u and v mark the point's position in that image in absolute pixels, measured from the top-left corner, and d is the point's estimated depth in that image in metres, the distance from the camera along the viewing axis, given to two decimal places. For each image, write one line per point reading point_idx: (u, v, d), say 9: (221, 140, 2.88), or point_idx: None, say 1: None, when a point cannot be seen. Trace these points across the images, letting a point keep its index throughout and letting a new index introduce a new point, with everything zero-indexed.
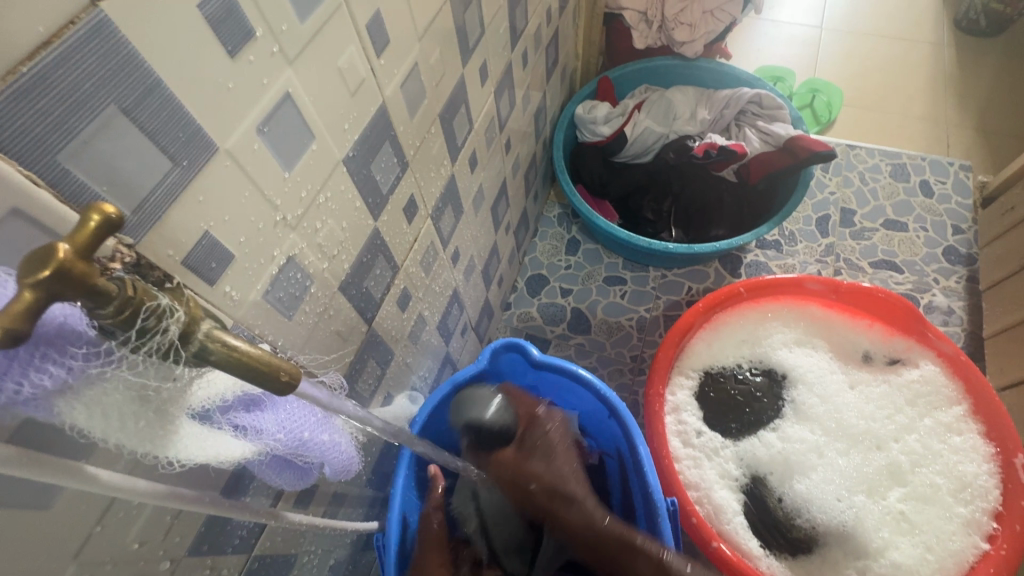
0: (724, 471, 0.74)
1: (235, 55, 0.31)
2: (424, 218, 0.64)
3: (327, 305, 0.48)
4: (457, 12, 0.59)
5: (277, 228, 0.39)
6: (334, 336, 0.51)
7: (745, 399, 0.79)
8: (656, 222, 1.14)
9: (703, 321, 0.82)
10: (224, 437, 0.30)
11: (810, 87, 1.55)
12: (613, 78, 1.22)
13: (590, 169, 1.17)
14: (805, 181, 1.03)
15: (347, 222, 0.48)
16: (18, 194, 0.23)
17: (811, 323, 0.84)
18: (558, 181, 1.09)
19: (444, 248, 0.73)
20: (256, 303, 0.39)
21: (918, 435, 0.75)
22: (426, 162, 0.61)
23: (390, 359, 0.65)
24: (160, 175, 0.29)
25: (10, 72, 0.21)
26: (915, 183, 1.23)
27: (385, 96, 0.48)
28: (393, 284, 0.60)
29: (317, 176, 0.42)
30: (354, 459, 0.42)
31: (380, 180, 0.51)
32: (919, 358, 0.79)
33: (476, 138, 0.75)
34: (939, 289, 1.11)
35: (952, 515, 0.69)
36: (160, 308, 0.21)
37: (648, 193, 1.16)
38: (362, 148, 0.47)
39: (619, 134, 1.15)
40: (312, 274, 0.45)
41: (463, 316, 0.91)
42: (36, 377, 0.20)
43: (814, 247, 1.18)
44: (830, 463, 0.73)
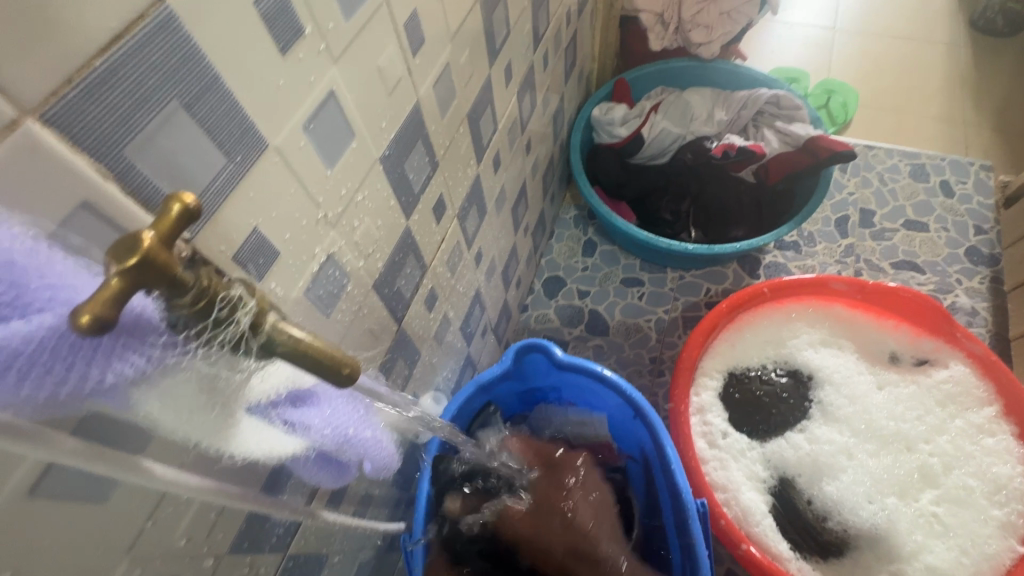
0: (752, 472, 0.73)
1: (286, 52, 0.31)
2: (451, 218, 0.64)
3: (362, 302, 0.48)
4: (485, 12, 0.59)
5: (320, 226, 0.39)
6: (368, 334, 0.51)
7: (771, 400, 0.79)
8: (675, 224, 1.14)
9: (727, 321, 0.82)
10: (276, 433, 0.30)
11: (825, 88, 1.54)
12: (629, 79, 1.22)
13: (607, 169, 1.15)
14: (826, 181, 1.02)
15: (382, 220, 0.48)
16: (88, 188, 0.23)
17: (836, 323, 0.83)
18: (576, 182, 1.09)
19: (469, 248, 0.73)
20: (298, 300, 0.39)
21: (949, 436, 0.73)
22: (455, 162, 0.61)
23: (417, 360, 0.66)
24: (215, 170, 0.29)
25: (84, 67, 0.22)
26: (935, 183, 1.22)
27: (419, 95, 0.48)
28: (422, 283, 0.60)
29: (356, 173, 0.42)
30: (393, 454, 0.42)
31: (413, 179, 0.51)
32: (948, 359, 0.78)
33: (499, 139, 0.75)
34: (962, 289, 1.09)
35: (986, 518, 0.68)
36: (232, 298, 0.22)
37: (666, 194, 1.15)
38: (397, 147, 0.47)
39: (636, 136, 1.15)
40: (350, 272, 0.45)
41: (483, 317, 0.91)
42: (118, 366, 0.20)
43: (834, 247, 1.18)
44: (860, 464, 0.72)
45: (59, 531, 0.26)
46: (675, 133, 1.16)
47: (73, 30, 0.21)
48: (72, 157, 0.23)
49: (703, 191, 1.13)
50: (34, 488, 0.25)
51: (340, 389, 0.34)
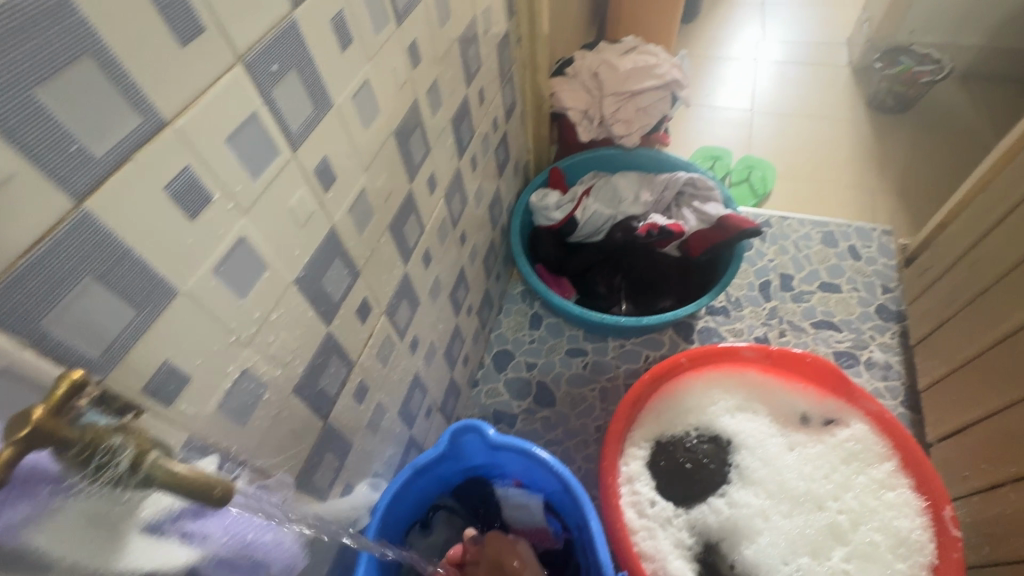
0: (678, 539, 0.77)
1: (195, 217, 0.39)
2: (378, 316, 0.71)
3: (281, 407, 0.53)
4: (402, 140, 0.69)
5: (232, 348, 0.45)
6: (289, 434, 0.56)
7: (694, 466, 0.83)
8: (609, 297, 1.23)
9: (651, 391, 0.88)
10: (170, 545, 0.34)
11: (745, 164, 1.71)
12: (563, 167, 1.34)
13: (545, 248, 1.25)
14: (739, 255, 1.14)
15: (300, 331, 0.54)
16: (8, 356, 0.29)
17: (750, 388, 0.90)
18: (517, 263, 1.18)
19: (401, 338, 0.80)
20: (211, 415, 0.44)
21: (854, 492, 0.79)
22: (378, 267, 0.68)
23: (348, 450, 0.70)
24: (125, 322, 0.35)
25: (10, 266, 0.28)
26: (843, 248, 1.34)
27: (334, 221, 0.56)
28: (350, 379, 0.66)
29: (269, 298, 0.48)
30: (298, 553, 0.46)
31: (331, 291, 0.58)
32: (850, 418, 0.85)
33: (428, 238, 0.83)
34: (876, 345, 1.18)
35: (892, 572, 0.72)
36: (112, 447, 0.28)
37: (600, 269, 1.24)
38: (313, 267, 0.54)
39: (570, 219, 1.25)
40: (267, 381, 0.50)
41: (426, 398, 0.95)
42: (9, 511, 0.25)
43: (760, 310, 1.27)
44: (775, 526, 0.77)
45: None
46: (605, 213, 1.27)
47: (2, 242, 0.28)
48: None
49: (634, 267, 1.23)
50: None
51: (238, 503, 0.38)
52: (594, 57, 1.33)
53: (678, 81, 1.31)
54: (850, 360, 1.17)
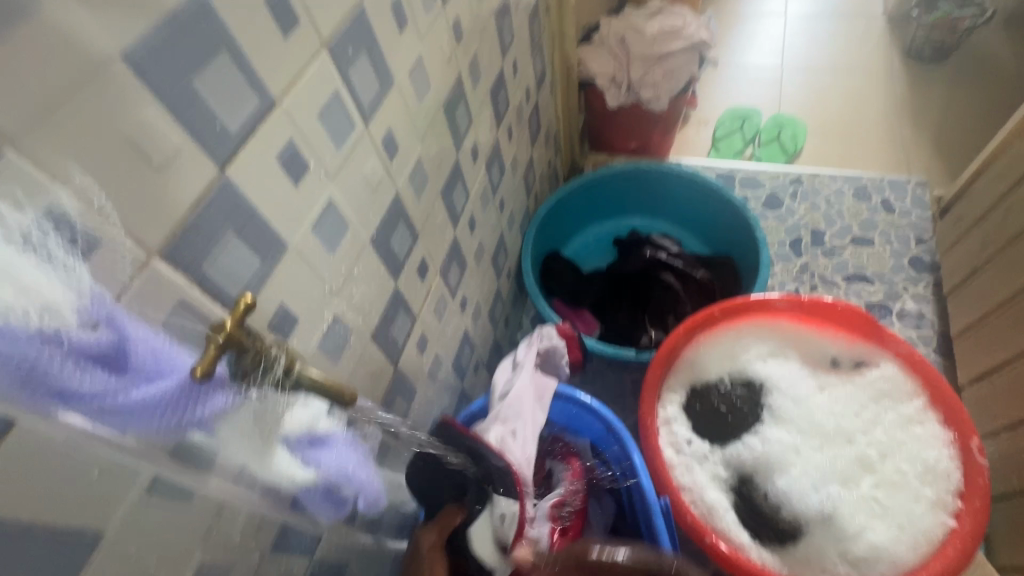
0: (715, 473, 0.83)
1: (297, 182, 0.46)
2: (434, 275, 0.78)
3: (362, 350, 0.61)
4: (449, 112, 0.74)
5: (326, 296, 0.53)
6: (367, 377, 0.64)
7: (728, 408, 0.89)
8: (635, 330, 1.14)
9: (687, 343, 0.93)
10: (296, 464, 0.43)
11: (775, 122, 1.70)
12: (566, 192, 1.30)
13: (561, 281, 1.24)
14: (765, 261, 1.11)
15: (374, 286, 0.62)
16: (182, 291, 0.37)
17: (783, 336, 0.94)
18: (532, 296, 1.13)
19: (453, 297, 0.87)
20: (313, 353, 0.52)
21: (883, 428, 0.82)
22: (433, 231, 0.75)
23: (413, 394, 0.78)
24: (254, 268, 0.43)
25: (180, 220, 0.36)
26: (876, 201, 1.35)
27: (397, 187, 0.63)
28: (413, 331, 0.74)
29: (351, 254, 0.56)
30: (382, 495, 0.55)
31: (397, 250, 0.66)
32: (880, 360, 0.88)
33: (472, 203, 0.90)
34: (909, 296, 1.20)
35: (919, 497, 0.76)
36: (272, 358, 0.37)
37: (620, 293, 1.20)
38: (382, 229, 0.61)
39: None
40: (352, 328, 0.58)
41: (474, 355, 1.03)
42: (212, 397, 0.34)
43: (791, 266, 1.30)
44: (806, 458, 0.81)
45: (161, 521, 0.38)
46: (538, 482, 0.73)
47: (177, 197, 0.35)
48: (178, 276, 0.36)
49: (646, 280, 1.17)
50: (151, 490, 0.36)
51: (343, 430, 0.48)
52: (620, 22, 1.35)
53: (704, 42, 1.33)
54: (883, 312, 1.19)
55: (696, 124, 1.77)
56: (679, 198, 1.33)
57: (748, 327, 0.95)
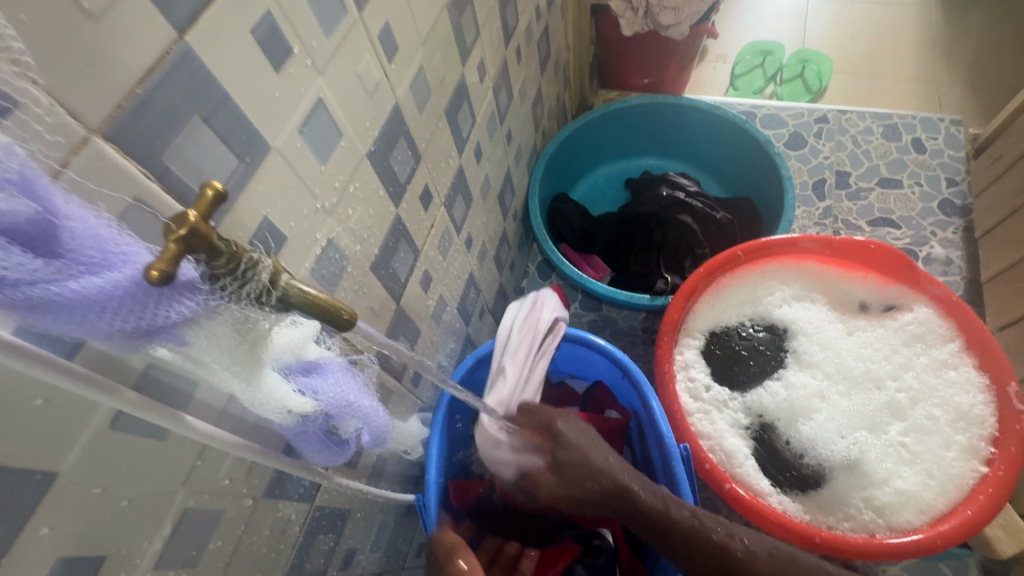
0: (734, 420, 0.79)
1: (279, 68, 0.38)
2: (438, 206, 0.71)
3: (361, 282, 0.55)
4: (454, 16, 0.65)
5: (319, 214, 0.46)
6: (367, 313, 0.58)
7: (750, 353, 0.84)
8: (647, 275, 1.08)
9: (707, 285, 0.87)
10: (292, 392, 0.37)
11: (799, 58, 1.58)
12: (576, 128, 1.20)
13: (569, 222, 1.16)
14: (790, 199, 1.03)
15: (373, 210, 0.55)
16: (136, 185, 0.30)
17: (808, 279, 0.88)
18: (540, 239, 1.06)
19: (458, 233, 0.80)
20: (305, 279, 0.46)
21: (915, 372, 0.78)
22: (436, 155, 0.67)
23: (416, 335, 0.72)
24: (230, 169, 0.36)
25: (127, 93, 0.28)
26: (906, 141, 1.26)
27: (397, 97, 0.55)
28: (415, 266, 0.67)
29: (346, 169, 0.49)
30: (387, 431, 0.50)
31: (398, 172, 0.58)
32: (912, 302, 0.83)
33: (479, 130, 0.81)
34: (937, 241, 1.14)
35: (950, 443, 0.72)
36: (252, 262, 0.29)
37: (633, 235, 1.13)
38: (381, 144, 0.54)
39: None
40: (349, 255, 0.52)
41: (479, 299, 0.97)
42: (176, 305, 0.27)
43: (813, 210, 1.22)
44: (832, 404, 0.77)
45: (131, 461, 0.32)
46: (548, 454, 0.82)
47: (122, 62, 0.28)
48: (130, 165, 0.29)
49: (662, 221, 1.10)
50: (114, 423, 0.31)
51: (337, 358, 0.42)
52: None
53: None
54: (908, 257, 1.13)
55: (713, 61, 1.65)
56: (697, 136, 1.25)
57: (772, 269, 0.89)
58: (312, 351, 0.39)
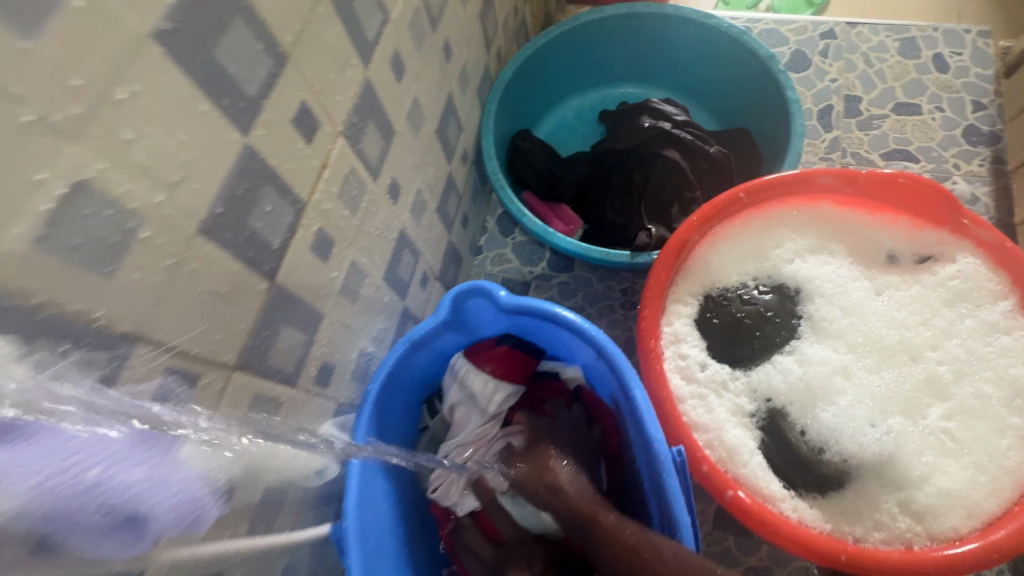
0: (736, 407, 0.63)
1: None
2: (331, 136, 0.49)
3: (184, 254, 0.35)
4: None
5: (35, 136, 0.25)
6: (207, 300, 0.38)
7: (755, 321, 0.67)
8: (625, 227, 0.90)
9: (700, 238, 0.69)
10: None
11: None
12: (538, 46, 0.97)
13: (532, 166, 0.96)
14: (798, 129, 0.84)
15: (189, 134, 0.33)
16: None
17: (824, 225, 0.71)
18: (495, 187, 0.86)
19: (374, 178, 0.59)
20: (22, 253, 0.26)
21: (959, 339, 0.62)
22: (319, 57, 0.45)
23: (317, 320, 0.53)
24: None
25: None
26: (927, 58, 1.07)
27: None
28: (300, 225, 0.47)
29: (98, 53, 0.27)
30: (207, 505, 0.32)
31: (238, 75, 0.37)
32: (953, 251, 0.67)
33: (396, 32, 0.59)
34: (960, 176, 0.97)
35: (1004, 428, 0.58)
36: None
37: (609, 179, 0.93)
38: (188, 20, 0.32)
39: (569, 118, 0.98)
40: (140, 210, 0.31)
41: (419, 263, 0.77)
42: None
43: (818, 143, 1.04)
44: (858, 384, 0.61)
45: None
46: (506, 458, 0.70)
47: None
48: None
49: (642, 159, 0.90)
50: None
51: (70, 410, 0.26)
52: None
53: None
54: None
55: None
56: (684, 55, 1.03)
57: (779, 217, 0.71)
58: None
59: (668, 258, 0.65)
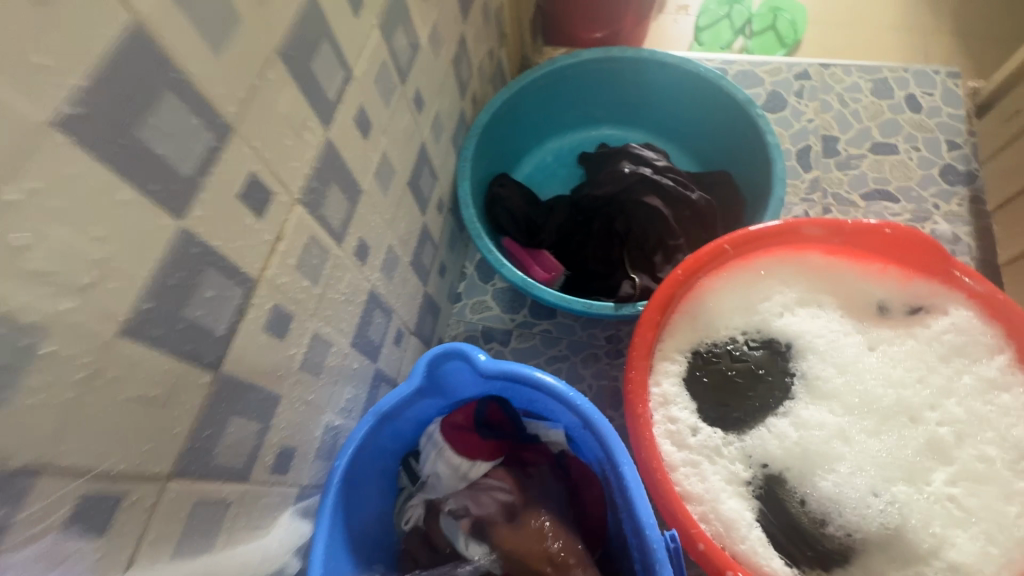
0: (731, 475, 0.59)
1: None
2: (287, 206, 0.46)
3: (99, 363, 0.30)
4: None
5: None
6: (130, 408, 0.33)
7: (746, 380, 0.64)
8: (608, 275, 0.87)
9: (685, 292, 0.66)
10: None
11: (770, 6, 1.37)
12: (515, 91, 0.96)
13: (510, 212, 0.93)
14: (779, 174, 0.83)
15: (105, 227, 0.29)
16: None
17: (811, 275, 0.69)
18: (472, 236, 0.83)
19: (339, 243, 0.55)
20: None
21: (959, 398, 0.59)
22: (271, 125, 0.42)
23: (273, 403, 0.48)
24: None
25: None
26: (900, 98, 1.08)
27: (139, 12, 0.29)
28: (250, 306, 0.42)
29: None
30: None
31: (170, 156, 0.33)
32: (944, 302, 0.65)
33: (361, 90, 0.56)
34: (941, 215, 0.97)
35: (1012, 494, 0.55)
36: None
37: (590, 225, 0.91)
38: (104, 102, 0.28)
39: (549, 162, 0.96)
40: (39, 322, 0.27)
41: (392, 322, 0.73)
42: None
43: (798, 184, 1.03)
44: (857, 449, 0.58)
45: None
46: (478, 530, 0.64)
47: None
48: None
49: (623, 205, 0.88)
50: None
51: None
52: None
53: None
54: None
55: (675, 11, 1.41)
56: (662, 98, 1.02)
57: (766, 267, 0.69)
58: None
59: (653, 314, 0.62)
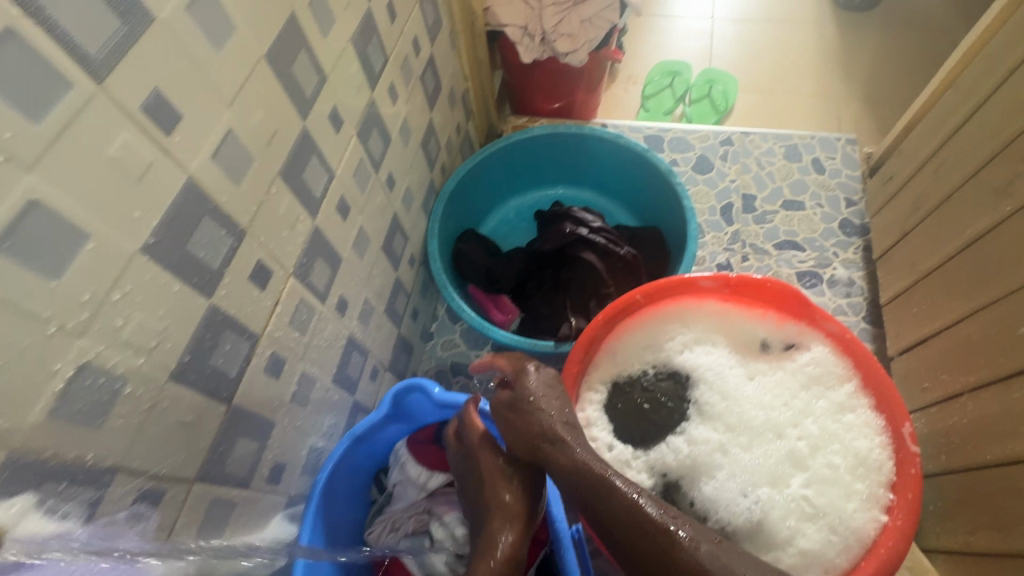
0: (637, 482, 0.74)
1: None
2: (284, 279, 0.62)
3: (156, 399, 0.45)
4: (281, 64, 0.56)
5: (56, 341, 0.37)
6: (173, 430, 0.48)
7: (652, 405, 0.79)
8: (554, 318, 1.03)
9: (605, 334, 0.82)
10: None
11: (705, 78, 1.58)
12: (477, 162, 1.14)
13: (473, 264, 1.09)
14: (691, 234, 1.00)
15: (166, 309, 0.45)
16: None
17: (708, 319, 0.85)
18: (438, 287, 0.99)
19: (323, 301, 0.71)
20: (40, 425, 0.37)
21: (815, 418, 0.75)
22: (273, 224, 0.58)
23: (270, 428, 0.63)
24: None
25: None
26: (807, 161, 1.27)
27: (191, 171, 0.46)
28: (255, 354, 0.58)
29: (102, 273, 0.39)
30: None
31: (206, 257, 0.49)
32: (810, 340, 0.81)
33: (341, 184, 0.73)
34: (839, 262, 1.15)
35: (851, 493, 0.70)
36: None
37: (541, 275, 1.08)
38: (169, 230, 0.44)
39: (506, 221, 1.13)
40: (125, 373, 0.42)
41: (369, 361, 0.88)
42: None
43: (721, 236, 1.21)
44: (734, 459, 0.73)
45: None
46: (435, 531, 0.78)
47: None
48: None
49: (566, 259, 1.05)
50: None
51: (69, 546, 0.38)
52: None
53: None
54: (813, 280, 1.14)
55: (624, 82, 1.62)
56: (603, 164, 1.20)
57: (673, 313, 0.85)
58: (24, 528, 0.36)
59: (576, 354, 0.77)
